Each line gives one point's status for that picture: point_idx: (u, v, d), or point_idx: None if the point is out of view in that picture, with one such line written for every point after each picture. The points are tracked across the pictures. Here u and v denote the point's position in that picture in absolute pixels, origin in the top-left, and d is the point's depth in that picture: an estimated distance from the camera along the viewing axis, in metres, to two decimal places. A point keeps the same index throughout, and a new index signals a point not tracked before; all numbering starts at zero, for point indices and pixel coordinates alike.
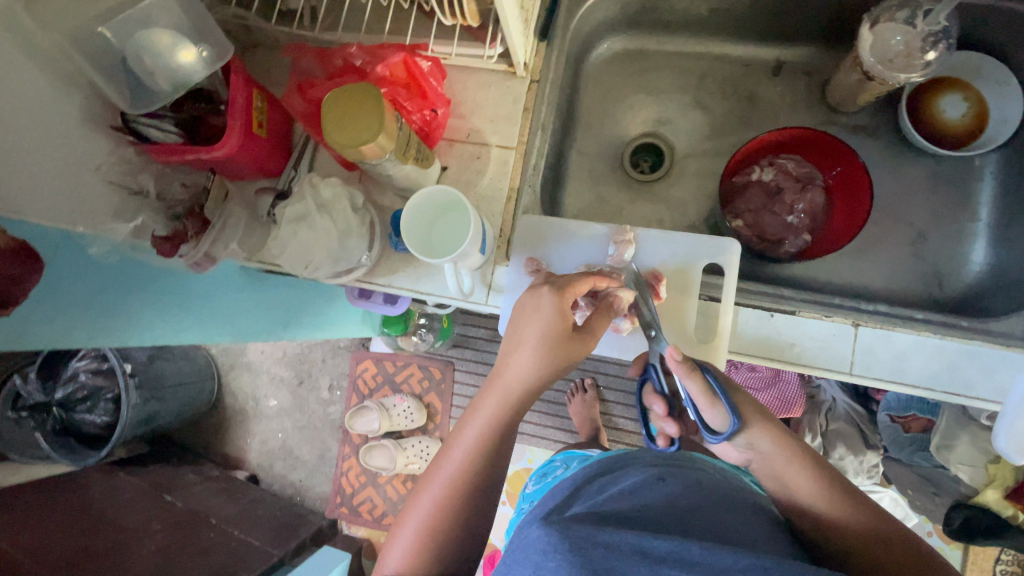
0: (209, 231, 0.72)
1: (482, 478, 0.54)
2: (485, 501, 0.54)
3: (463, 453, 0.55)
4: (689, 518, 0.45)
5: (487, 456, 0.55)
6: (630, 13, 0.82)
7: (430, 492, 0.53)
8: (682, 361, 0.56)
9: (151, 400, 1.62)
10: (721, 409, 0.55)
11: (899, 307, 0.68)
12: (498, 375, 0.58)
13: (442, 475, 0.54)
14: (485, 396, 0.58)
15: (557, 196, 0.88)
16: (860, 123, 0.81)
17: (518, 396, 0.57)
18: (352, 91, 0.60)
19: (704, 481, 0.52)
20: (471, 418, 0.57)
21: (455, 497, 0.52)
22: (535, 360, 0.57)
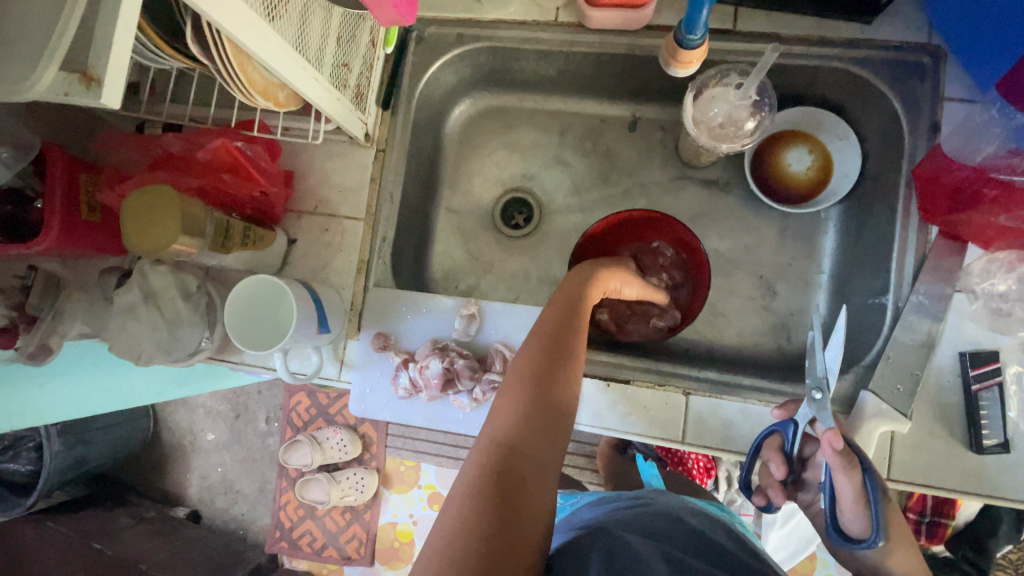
0: (44, 322, 0.70)
1: (524, 480, 0.42)
2: (534, 509, 0.41)
3: (492, 444, 0.44)
4: (711, 552, 0.53)
5: (526, 452, 0.44)
6: (482, 73, 0.83)
7: (455, 503, 0.40)
8: (842, 454, 0.53)
9: (76, 446, 1.57)
10: (864, 518, 0.55)
11: (729, 375, 0.71)
12: (518, 369, 0.50)
13: (466, 477, 0.42)
14: (505, 392, 0.48)
15: (424, 257, 0.87)
16: (711, 177, 0.84)
17: (549, 384, 0.49)
18: (149, 194, 0.58)
19: (698, 538, 0.55)
20: (493, 415, 0.47)
21: (492, 502, 0.40)
22: (554, 350, 0.52)
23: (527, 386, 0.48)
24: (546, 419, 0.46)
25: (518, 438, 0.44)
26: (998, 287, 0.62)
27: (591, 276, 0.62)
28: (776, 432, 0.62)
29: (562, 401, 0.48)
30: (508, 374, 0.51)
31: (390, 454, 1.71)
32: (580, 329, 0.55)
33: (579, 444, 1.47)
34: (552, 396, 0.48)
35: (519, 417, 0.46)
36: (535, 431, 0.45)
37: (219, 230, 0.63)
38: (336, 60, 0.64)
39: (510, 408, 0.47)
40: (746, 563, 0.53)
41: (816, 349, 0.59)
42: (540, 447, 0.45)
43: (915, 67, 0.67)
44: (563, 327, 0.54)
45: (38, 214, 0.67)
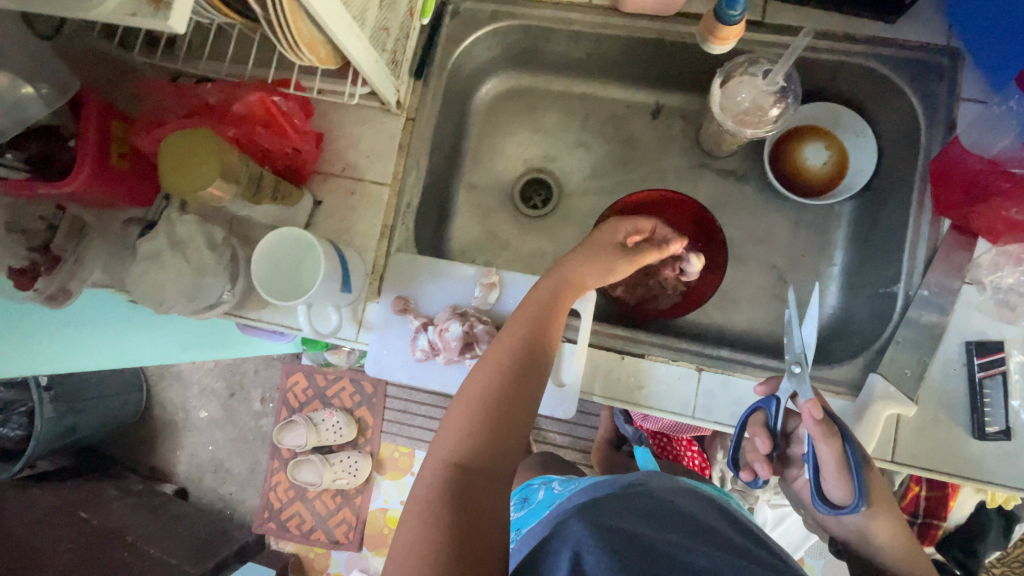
0: (65, 267, 0.70)
1: (474, 498, 0.45)
2: (486, 523, 0.44)
3: (443, 464, 0.47)
4: (700, 531, 0.52)
5: (475, 471, 0.47)
6: (513, 52, 0.85)
7: (409, 522, 0.44)
8: (821, 423, 0.55)
9: (68, 413, 1.55)
10: (847, 485, 0.56)
11: (739, 354, 0.72)
12: (468, 390, 0.52)
13: (419, 497, 0.46)
14: (455, 414, 0.51)
15: (443, 229, 0.88)
16: (729, 167, 0.87)
17: (506, 400, 0.51)
18: (189, 137, 0.59)
19: (659, 505, 0.54)
20: (444, 435, 0.50)
21: (443, 521, 0.43)
22: (506, 367, 0.53)
23: (476, 406, 0.50)
24: (495, 436, 0.49)
25: (467, 460, 0.47)
26: (1006, 279, 0.65)
27: (562, 276, 0.62)
28: (760, 408, 0.64)
29: (512, 415, 0.51)
30: (461, 392, 0.53)
31: (385, 440, 1.69)
32: (535, 343, 0.56)
33: (576, 438, 1.47)
34: (501, 413, 0.50)
35: (468, 439, 0.48)
36: (484, 450, 0.48)
37: (252, 180, 0.64)
38: (377, 23, 0.65)
39: (463, 427, 0.49)
40: (705, 522, 0.54)
41: (792, 325, 0.61)
42: (489, 465, 0.48)
43: (934, 68, 0.70)
44: (515, 346, 0.55)
45: (71, 154, 0.67)
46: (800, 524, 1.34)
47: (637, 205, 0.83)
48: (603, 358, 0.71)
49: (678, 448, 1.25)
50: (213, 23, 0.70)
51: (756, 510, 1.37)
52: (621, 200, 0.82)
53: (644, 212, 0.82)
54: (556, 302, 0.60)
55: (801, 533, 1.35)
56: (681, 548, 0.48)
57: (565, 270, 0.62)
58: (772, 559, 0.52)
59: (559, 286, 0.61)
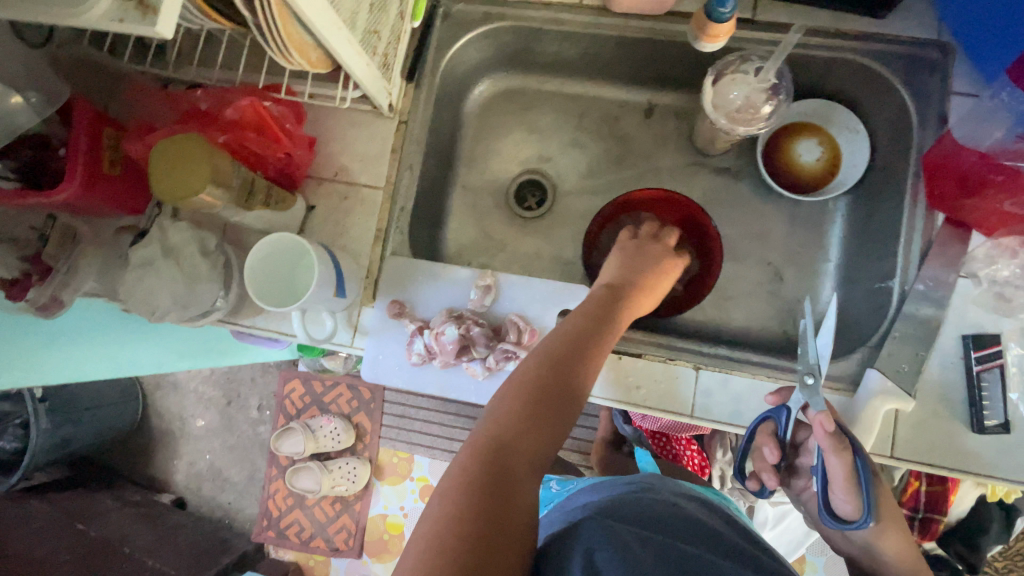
0: (57, 276, 0.69)
1: (509, 475, 0.46)
2: (522, 504, 0.45)
3: (489, 441, 0.48)
4: (710, 539, 0.50)
5: (518, 453, 0.48)
6: (505, 53, 0.85)
7: (446, 491, 0.45)
8: (832, 435, 0.54)
9: (64, 424, 1.54)
10: (856, 498, 0.56)
11: (737, 353, 0.72)
12: (522, 379, 0.54)
13: (461, 467, 0.46)
14: (505, 398, 0.52)
15: (439, 232, 0.88)
16: (723, 165, 0.87)
17: (554, 389, 0.53)
18: (180, 144, 0.58)
19: (666, 512, 0.52)
20: (492, 416, 0.51)
21: (483, 492, 0.44)
22: (561, 363, 0.55)
23: (528, 394, 0.52)
24: (541, 425, 0.50)
25: (512, 440, 0.48)
26: (1001, 272, 0.65)
27: (616, 287, 0.66)
28: (768, 418, 0.64)
29: (560, 409, 0.52)
30: (513, 379, 0.54)
31: (384, 445, 1.68)
32: (588, 342, 0.58)
33: (575, 440, 1.47)
34: (551, 404, 0.52)
35: (516, 422, 0.50)
36: (530, 435, 0.49)
37: (246, 186, 0.64)
38: (367, 26, 0.65)
39: (511, 408, 0.51)
40: (711, 528, 0.52)
41: (807, 335, 0.61)
42: (532, 450, 0.49)
43: (925, 62, 0.70)
44: (566, 340, 0.58)
45: (62, 162, 0.67)
46: (802, 522, 1.34)
47: (631, 205, 0.82)
48: (600, 359, 0.71)
49: (678, 448, 1.25)
50: (204, 29, 0.70)
51: (757, 509, 1.36)
52: (615, 200, 0.82)
53: (638, 212, 0.82)
54: (614, 309, 0.63)
55: (802, 531, 1.35)
56: (694, 557, 0.46)
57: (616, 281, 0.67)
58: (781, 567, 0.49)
59: (610, 294, 0.65)
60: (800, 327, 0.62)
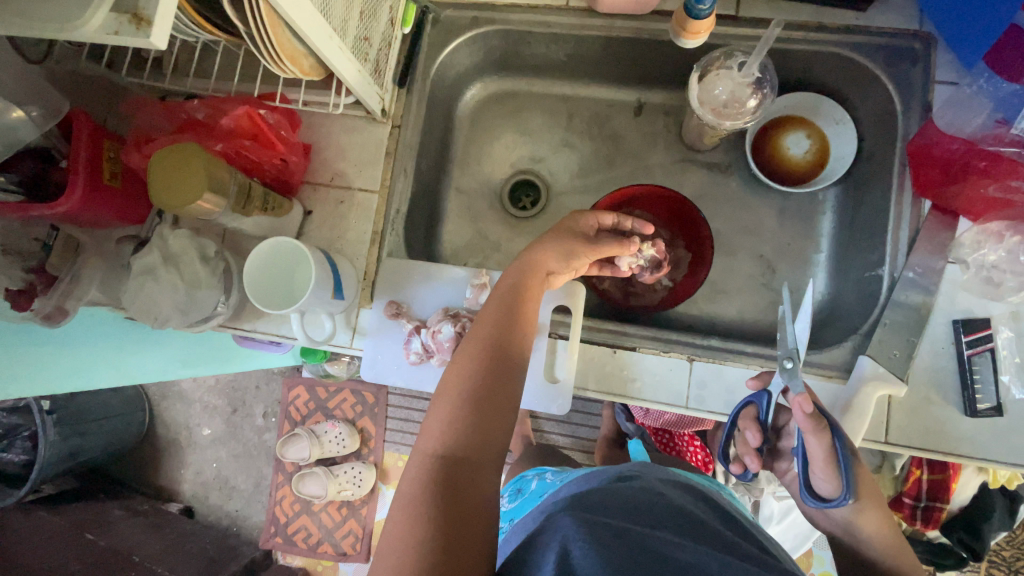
0: (60, 285, 0.71)
1: (458, 490, 0.46)
2: (474, 511, 0.45)
3: (427, 458, 0.48)
4: (691, 527, 0.50)
5: (459, 461, 0.48)
6: (495, 57, 0.87)
7: (398, 517, 0.45)
8: (811, 416, 0.55)
9: (72, 436, 1.55)
10: (834, 478, 0.57)
11: (730, 343, 0.73)
12: (450, 385, 0.53)
13: (406, 492, 0.47)
14: (436, 408, 0.52)
15: (434, 234, 0.89)
16: (713, 160, 0.88)
17: (482, 389, 0.52)
18: (176, 153, 0.60)
19: (646, 500, 0.53)
20: (427, 430, 0.51)
21: (430, 512, 0.44)
22: (486, 357, 0.55)
23: (457, 398, 0.52)
24: (477, 426, 0.50)
25: (450, 450, 0.48)
26: (989, 257, 0.65)
27: (533, 259, 0.63)
28: (751, 403, 0.65)
29: (492, 403, 0.52)
30: (441, 386, 0.54)
31: (389, 449, 1.69)
32: (507, 331, 0.57)
33: (578, 439, 1.47)
34: (482, 401, 0.52)
35: (450, 430, 0.50)
36: (467, 439, 0.49)
37: (242, 192, 0.65)
38: (357, 34, 0.66)
39: (442, 420, 0.50)
40: (692, 513, 0.53)
41: (785, 321, 0.61)
42: (474, 454, 0.49)
43: (907, 53, 0.71)
44: (489, 334, 0.57)
45: (63, 174, 0.68)
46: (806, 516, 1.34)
47: (623, 202, 0.84)
48: (595, 353, 0.72)
49: (680, 444, 1.25)
50: (199, 41, 0.71)
51: (762, 504, 1.36)
52: (607, 197, 0.83)
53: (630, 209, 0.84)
54: (527, 283, 0.61)
55: (808, 525, 1.35)
56: (669, 544, 0.46)
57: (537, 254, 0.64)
58: (760, 553, 0.50)
59: (527, 268, 0.62)
60: (779, 313, 0.63)
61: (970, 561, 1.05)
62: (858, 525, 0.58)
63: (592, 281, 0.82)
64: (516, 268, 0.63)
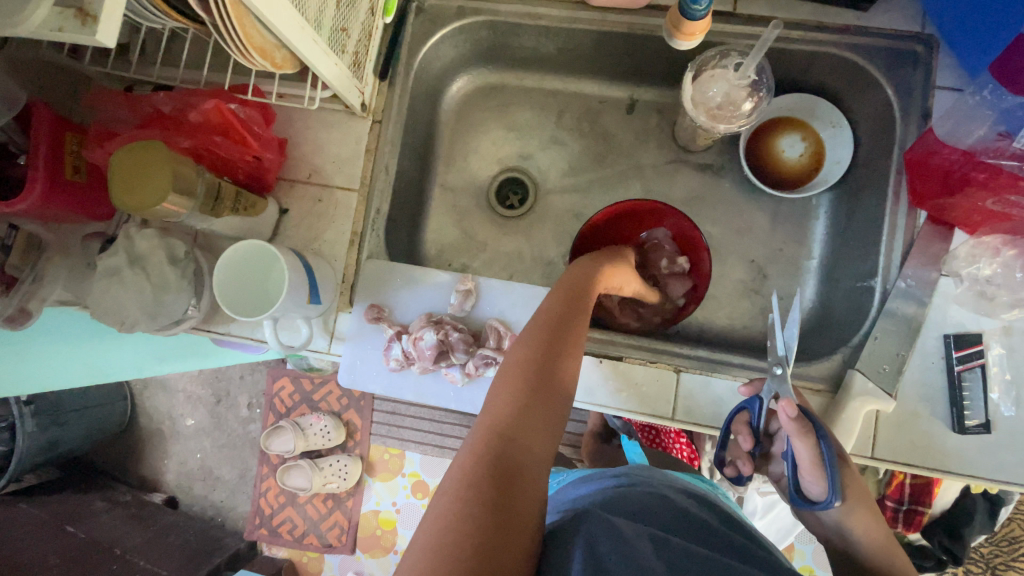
0: (19, 287, 0.67)
1: (517, 472, 0.42)
2: (531, 499, 0.41)
3: (488, 434, 0.44)
4: (714, 534, 0.49)
5: (525, 447, 0.44)
6: (482, 49, 0.83)
7: (447, 493, 0.41)
8: (796, 420, 0.54)
9: (50, 427, 1.52)
10: (822, 480, 0.55)
11: (719, 354, 0.71)
12: (515, 363, 0.50)
13: (461, 467, 0.42)
14: (501, 387, 0.48)
15: (418, 233, 0.86)
16: (707, 161, 0.85)
17: (548, 373, 0.49)
18: (134, 151, 0.56)
19: (659, 505, 0.51)
20: (488, 407, 0.47)
21: (487, 492, 0.40)
22: (554, 347, 0.52)
23: (519, 377, 0.49)
24: (541, 414, 0.47)
25: (515, 430, 0.45)
26: (983, 271, 0.63)
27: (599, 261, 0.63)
28: (744, 409, 0.63)
29: (556, 392, 0.49)
30: (503, 369, 0.51)
31: (375, 441, 1.68)
32: (574, 321, 0.55)
33: (566, 433, 1.47)
34: (547, 390, 0.48)
35: (513, 409, 0.46)
36: (531, 423, 0.46)
37: (211, 192, 0.62)
38: (335, 24, 0.63)
39: (507, 398, 0.47)
40: (692, 513, 0.51)
41: (775, 327, 0.60)
42: (537, 442, 0.45)
43: (909, 56, 0.69)
44: (557, 320, 0.54)
45: (22, 170, 0.65)
46: (789, 513, 1.35)
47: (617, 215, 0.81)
48: (583, 364, 0.70)
49: (666, 441, 1.25)
50: (167, 27, 0.66)
51: (746, 499, 1.37)
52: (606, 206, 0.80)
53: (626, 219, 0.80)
54: (595, 282, 0.60)
55: (791, 520, 1.36)
56: (686, 547, 0.44)
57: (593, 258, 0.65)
58: (765, 555, 0.48)
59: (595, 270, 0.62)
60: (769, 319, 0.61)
61: (949, 562, 1.03)
62: (850, 538, 0.57)
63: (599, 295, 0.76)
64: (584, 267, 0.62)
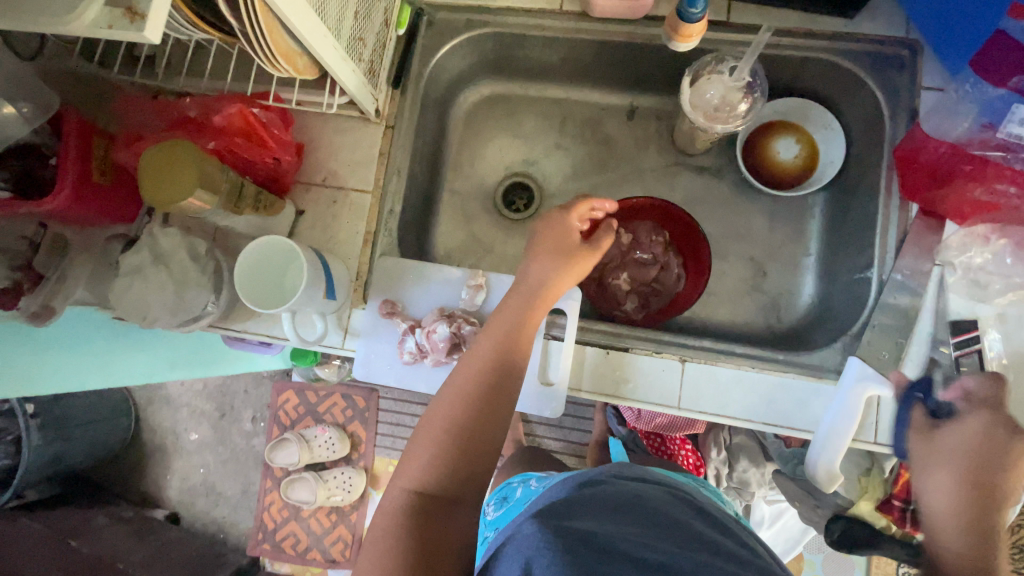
0: (46, 284, 0.70)
1: (430, 531, 0.49)
2: (445, 553, 0.49)
3: (408, 496, 0.52)
4: (658, 526, 0.50)
5: (439, 503, 0.51)
6: (488, 60, 0.87)
7: (370, 553, 0.49)
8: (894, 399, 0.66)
9: (54, 441, 1.51)
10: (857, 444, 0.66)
11: (722, 344, 0.73)
12: (436, 419, 0.57)
13: (382, 528, 0.50)
14: (421, 440, 0.56)
15: (428, 235, 0.89)
16: (706, 164, 0.89)
17: (464, 428, 0.55)
18: (162, 150, 0.59)
19: (616, 505, 0.52)
20: (411, 464, 0.55)
21: (399, 555, 0.48)
22: (474, 396, 0.57)
23: (437, 435, 0.55)
24: (457, 469, 0.53)
25: (430, 490, 0.52)
26: (975, 260, 0.65)
27: (527, 295, 0.65)
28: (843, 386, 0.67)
29: (475, 443, 0.55)
30: (426, 422, 0.57)
31: (379, 453, 1.68)
32: (493, 367, 0.59)
33: (570, 442, 1.47)
34: (464, 444, 0.54)
35: (429, 470, 0.53)
36: (447, 479, 0.53)
37: (234, 190, 0.65)
38: (353, 33, 0.67)
39: (423, 457, 0.54)
40: (655, 510, 0.53)
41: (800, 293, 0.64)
42: (454, 496, 0.52)
43: (894, 60, 0.73)
44: (475, 368, 0.59)
45: (52, 171, 0.68)
46: (797, 522, 1.35)
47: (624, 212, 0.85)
48: (590, 354, 0.72)
49: (671, 448, 1.26)
50: (192, 39, 0.70)
51: (753, 508, 1.36)
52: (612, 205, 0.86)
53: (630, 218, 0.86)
54: (520, 320, 0.63)
55: (798, 530, 1.35)
56: (636, 546, 0.45)
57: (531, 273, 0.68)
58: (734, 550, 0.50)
59: (523, 304, 0.64)
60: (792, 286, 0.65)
61: None
62: None
63: (609, 284, 0.84)
64: (511, 304, 0.65)
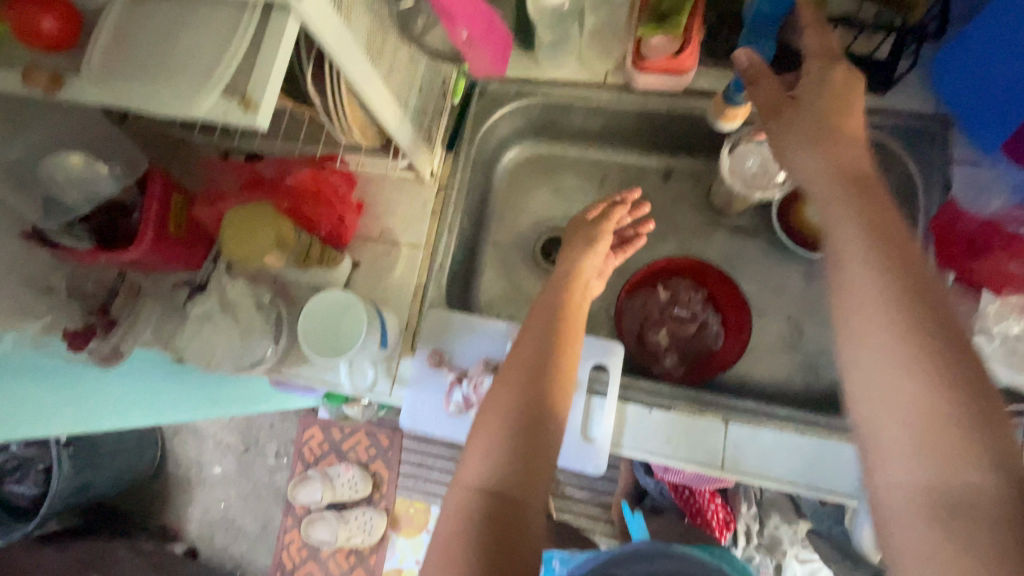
0: (118, 327, 0.75)
1: (503, 527, 0.49)
2: (523, 545, 0.49)
3: (475, 493, 0.51)
4: None
5: (510, 498, 0.51)
6: (533, 123, 0.93)
7: (442, 550, 0.49)
8: None
9: (86, 469, 1.54)
10: None
11: (763, 405, 0.73)
12: (492, 416, 0.57)
13: (452, 527, 0.50)
14: (480, 435, 0.55)
15: (471, 286, 0.93)
16: (741, 224, 0.92)
17: (524, 424, 0.55)
18: (244, 210, 0.65)
19: None
20: (470, 462, 0.54)
21: (476, 552, 0.47)
22: (527, 384, 0.58)
23: (497, 431, 0.55)
24: (523, 465, 0.53)
25: (497, 487, 0.51)
26: (1013, 328, 0.67)
27: (559, 294, 0.68)
28: None
29: (536, 439, 0.55)
30: (481, 420, 0.57)
31: (401, 495, 1.66)
32: (542, 364, 0.60)
33: (594, 491, 1.45)
34: (526, 439, 0.54)
35: (494, 467, 0.52)
36: (514, 474, 0.52)
37: (303, 247, 0.70)
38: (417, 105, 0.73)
39: (485, 453, 0.54)
40: None
41: None
42: (523, 492, 0.52)
43: (925, 134, 0.76)
44: (524, 364, 0.60)
45: (133, 224, 0.72)
46: None
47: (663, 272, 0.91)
48: (630, 411, 0.74)
49: (701, 500, 1.22)
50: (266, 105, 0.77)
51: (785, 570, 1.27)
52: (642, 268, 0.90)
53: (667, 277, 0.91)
54: (558, 318, 0.65)
55: None
56: None
57: (559, 274, 0.72)
58: None
59: (557, 304, 0.67)
60: None
61: None
62: None
63: (648, 341, 0.88)
64: (546, 305, 0.67)
